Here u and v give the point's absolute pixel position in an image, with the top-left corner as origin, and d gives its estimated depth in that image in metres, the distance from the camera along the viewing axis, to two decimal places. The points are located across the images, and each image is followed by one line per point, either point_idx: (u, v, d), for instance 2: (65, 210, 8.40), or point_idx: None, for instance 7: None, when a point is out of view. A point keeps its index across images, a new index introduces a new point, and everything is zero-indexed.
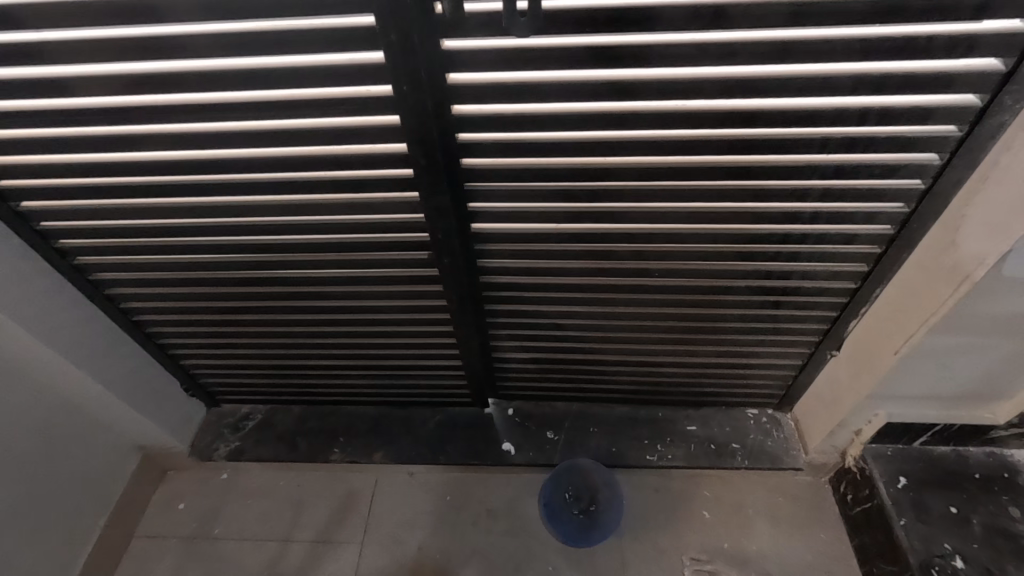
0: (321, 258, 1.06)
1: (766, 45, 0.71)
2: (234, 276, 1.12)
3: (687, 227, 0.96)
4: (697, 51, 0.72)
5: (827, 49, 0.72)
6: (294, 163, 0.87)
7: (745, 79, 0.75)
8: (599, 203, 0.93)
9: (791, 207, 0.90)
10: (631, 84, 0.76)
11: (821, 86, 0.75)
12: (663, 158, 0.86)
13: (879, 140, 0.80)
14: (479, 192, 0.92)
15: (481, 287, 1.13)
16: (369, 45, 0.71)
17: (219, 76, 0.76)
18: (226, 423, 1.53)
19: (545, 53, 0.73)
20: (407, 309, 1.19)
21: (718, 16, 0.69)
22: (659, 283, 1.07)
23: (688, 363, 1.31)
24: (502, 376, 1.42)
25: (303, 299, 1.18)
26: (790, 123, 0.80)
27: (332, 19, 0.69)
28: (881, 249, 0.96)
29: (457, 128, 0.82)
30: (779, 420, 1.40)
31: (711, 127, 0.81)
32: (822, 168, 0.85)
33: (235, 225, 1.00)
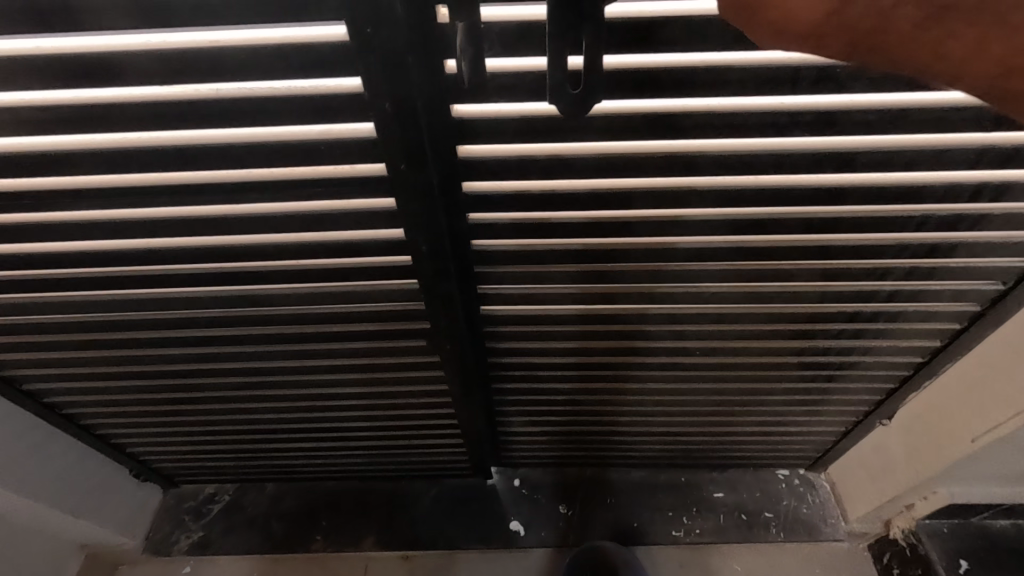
0: (298, 346, 0.87)
1: (879, 112, 0.55)
2: (192, 367, 0.93)
3: (742, 307, 0.81)
4: (787, 119, 0.56)
5: (953, 119, 0.56)
6: (260, 253, 0.68)
7: (840, 151, 0.59)
8: (642, 283, 0.77)
9: (869, 286, 0.77)
10: (698, 157, 0.60)
11: (933, 159, 0.60)
12: (726, 238, 0.70)
13: (988, 219, 0.67)
14: (490, 275, 0.75)
15: (489, 366, 0.97)
16: (354, 116, 0.52)
17: (143, 154, 0.56)
18: (187, 507, 1.33)
19: (594, 121, 0.56)
20: (400, 391, 1.01)
21: (822, 78, 0.53)
22: (697, 361, 0.93)
23: (719, 432, 1.17)
24: (507, 448, 1.25)
25: (278, 386, 1.00)
26: (885, 199, 0.65)
27: (301, 83, 0.50)
28: (962, 324, 0.85)
29: (469, 207, 0.65)
30: (812, 482, 1.28)
31: (789, 205, 0.66)
32: (910, 246, 0.71)
33: (192, 319, 0.81)
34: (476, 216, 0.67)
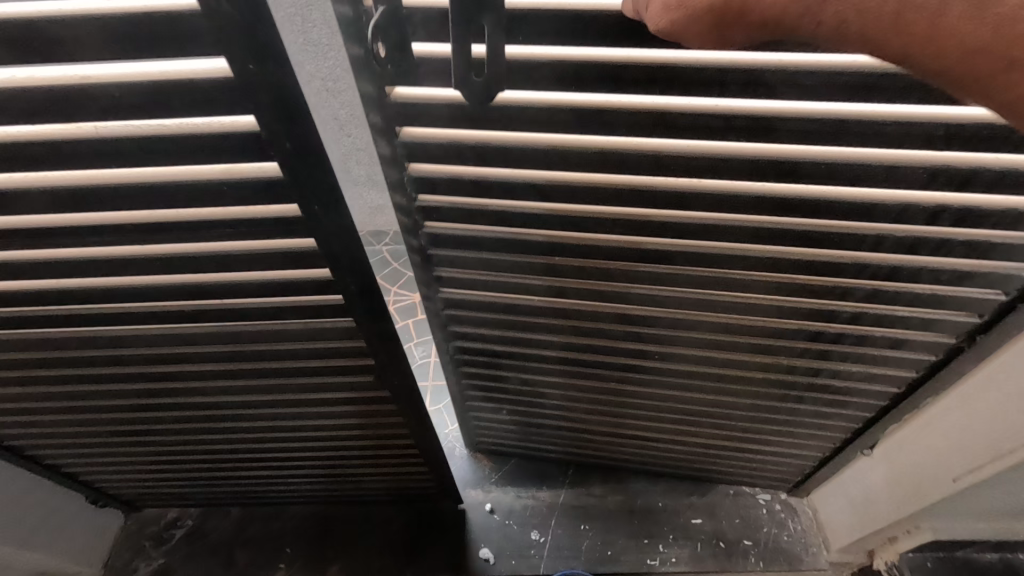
0: (242, 380, 0.83)
1: (817, 122, 0.55)
2: (133, 403, 0.90)
3: (695, 314, 0.83)
4: (720, 123, 0.57)
5: (900, 131, 0.55)
6: (182, 293, 0.64)
7: (784, 157, 0.59)
8: (591, 280, 0.82)
9: (827, 305, 0.77)
10: (631, 156, 0.62)
11: (882, 174, 0.59)
12: (673, 241, 0.72)
13: (950, 245, 0.65)
14: (441, 257, 0.84)
15: (450, 348, 1.03)
16: (254, 154, 0.47)
17: (24, 195, 0.50)
18: (148, 533, 1.30)
19: (521, 113, 0.60)
20: (356, 423, 0.97)
21: (754, 82, 0.53)
22: (656, 367, 0.96)
23: (689, 443, 1.16)
24: (475, 431, 1.30)
25: (229, 419, 0.96)
26: (834, 215, 0.65)
27: (194, 119, 0.44)
28: (938, 356, 0.81)
29: (415, 187, 0.73)
30: (794, 507, 1.24)
31: (733, 212, 0.66)
32: (869, 267, 0.70)
33: (122, 356, 0.76)
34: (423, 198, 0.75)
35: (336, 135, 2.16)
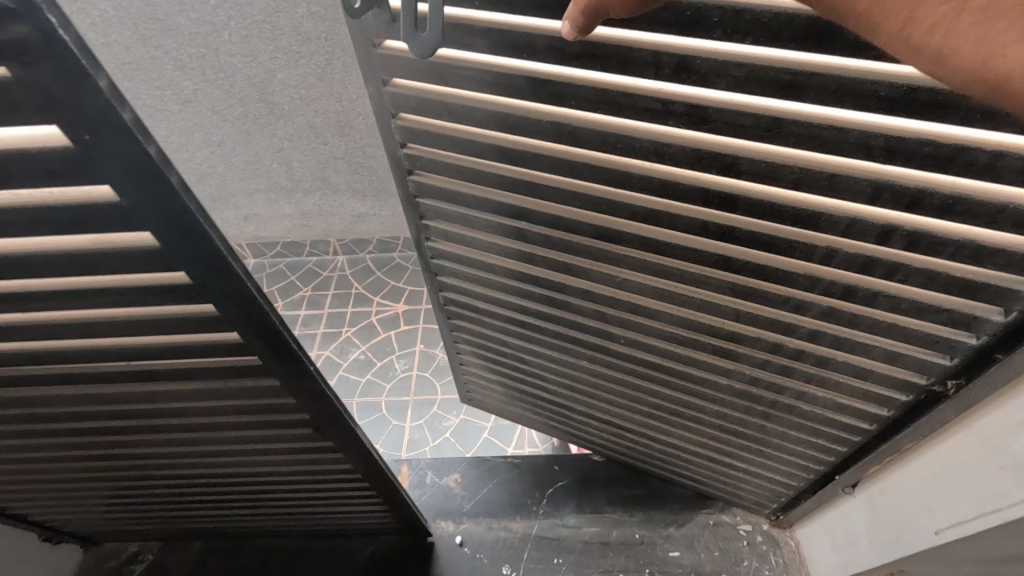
0: (169, 431, 0.78)
1: (751, 117, 0.54)
2: (62, 451, 0.85)
3: (655, 304, 0.81)
4: (659, 106, 0.57)
5: (834, 139, 0.53)
6: (77, 356, 0.59)
7: (722, 151, 0.58)
8: (554, 252, 0.82)
9: (787, 319, 0.73)
10: (581, 130, 0.63)
11: (824, 183, 0.57)
12: (627, 224, 0.71)
13: (906, 273, 0.61)
14: (428, 208, 0.88)
15: (441, 299, 1.08)
16: (122, 223, 0.42)
17: None
18: (109, 566, 1.26)
19: (480, 74, 0.64)
20: (303, 466, 0.92)
21: (685, 69, 0.53)
22: (622, 352, 0.95)
23: (659, 442, 1.14)
24: (465, 378, 1.37)
25: (168, 466, 0.91)
26: (782, 221, 0.62)
27: (50, 187, 0.40)
28: (910, 398, 0.76)
29: (406, 139, 0.77)
30: (775, 539, 1.19)
31: (680, 201, 0.65)
32: (822, 283, 0.66)
33: (34, 413, 0.71)
34: (409, 146, 0.79)
35: (313, 145, 2.11)
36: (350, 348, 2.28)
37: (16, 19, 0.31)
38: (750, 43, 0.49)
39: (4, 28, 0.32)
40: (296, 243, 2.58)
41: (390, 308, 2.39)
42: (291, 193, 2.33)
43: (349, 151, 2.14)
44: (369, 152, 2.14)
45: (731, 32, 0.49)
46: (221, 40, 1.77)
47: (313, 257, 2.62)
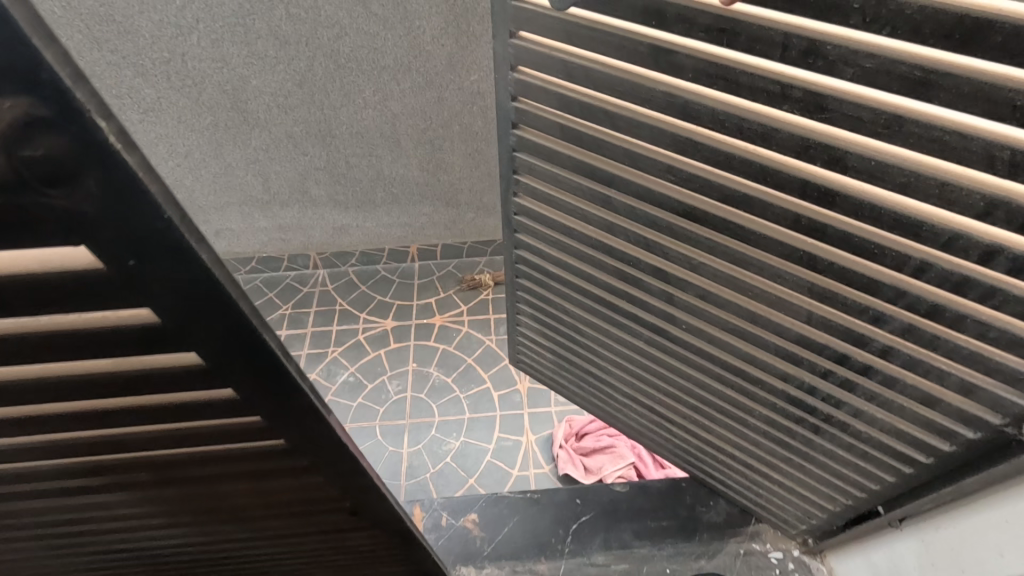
0: (180, 513, 0.70)
1: (872, 112, 0.63)
2: (38, 550, 0.74)
3: (727, 294, 0.94)
4: (779, 89, 0.67)
5: (957, 145, 0.60)
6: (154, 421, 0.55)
7: (838, 143, 0.67)
8: (636, 226, 0.98)
9: (861, 329, 0.82)
10: (691, 103, 0.76)
11: (937, 192, 0.64)
12: (716, 208, 0.84)
13: (1004, 297, 0.67)
14: (522, 162, 1.09)
15: (513, 255, 1.29)
16: (168, 342, 0.47)
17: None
18: None
19: (604, 37, 0.79)
20: (325, 537, 0.84)
21: (812, 52, 0.63)
22: (679, 336, 1.08)
23: (699, 438, 1.24)
24: (518, 341, 1.56)
25: (166, 552, 0.81)
26: (881, 225, 0.70)
27: (100, 310, 0.44)
28: (977, 435, 0.80)
29: (519, 92, 0.98)
30: (807, 565, 1.23)
31: (778, 190, 0.76)
32: (908, 296, 0.74)
33: (35, 506, 0.63)
34: (519, 100, 1.00)
35: (291, 155, 1.97)
36: (337, 369, 2.14)
37: (47, 132, 0.32)
38: (887, 34, 0.58)
39: (33, 142, 0.32)
40: (274, 257, 2.40)
41: (377, 325, 2.27)
42: (266, 207, 2.17)
43: (331, 162, 2.01)
44: (352, 162, 2.02)
45: (870, 21, 0.58)
46: (187, 43, 1.61)
47: (292, 271, 2.46)
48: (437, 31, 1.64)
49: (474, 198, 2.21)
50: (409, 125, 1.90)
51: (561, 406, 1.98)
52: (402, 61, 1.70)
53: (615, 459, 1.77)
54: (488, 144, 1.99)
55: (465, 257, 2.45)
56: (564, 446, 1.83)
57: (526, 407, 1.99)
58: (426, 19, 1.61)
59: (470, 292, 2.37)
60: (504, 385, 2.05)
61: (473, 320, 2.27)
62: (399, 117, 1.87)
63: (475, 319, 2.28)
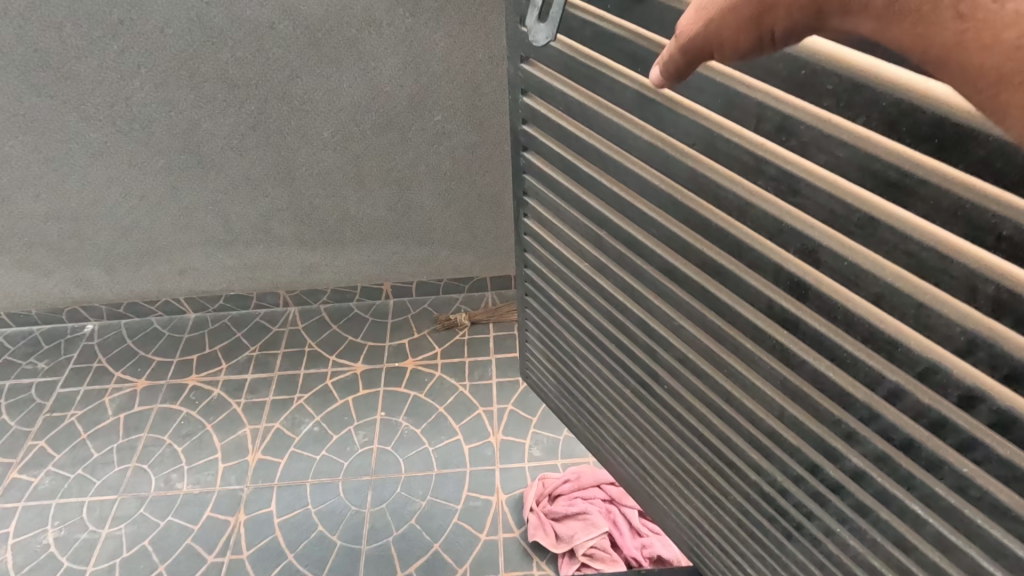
0: None
1: (844, 206, 0.56)
2: None
3: (704, 365, 0.89)
4: (754, 162, 0.64)
5: (934, 266, 0.52)
6: None
7: (810, 231, 0.62)
8: (624, 272, 0.97)
9: (834, 442, 0.72)
10: (672, 158, 0.75)
11: (910, 311, 0.55)
12: (694, 272, 0.81)
13: (984, 456, 0.56)
14: (531, 185, 1.14)
15: (523, 273, 1.33)
16: None
17: None
18: None
19: (599, 76, 0.82)
20: None
21: (785, 128, 0.59)
22: (662, 396, 1.04)
23: (681, 501, 1.19)
24: (526, 355, 1.57)
25: None
26: (853, 332, 0.62)
27: None
28: None
29: (526, 116, 1.04)
30: None
31: (751, 268, 0.71)
32: (881, 420, 0.64)
33: None
34: (529, 125, 1.05)
35: (252, 197, 1.87)
36: (303, 419, 2.04)
37: None
38: (862, 123, 0.52)
39: None
40: (242, 296, 2.30)
41: (348, 369, 2.17)
42: (229, 246, 2.06)
43: (294, 204, 1.91)
44: (317, 203, 1.91)
45: (844, 106, 0.53)
46: (132, 88, 1.53)
47: (262, 310, 2.36)
48: (395, 72, 1.54)
49: (448, 237, 2.08)
50: (373, 167, 1.79)
51: (535, 461, 1.88)
52: (360, 102, 1.60)
53: (588, 527, 1.65)
54: (459, 183, 1.87)
55: (442, 293, 2.35)
56: (535, 510, 1.72)
57: (498, 462, 1.88)
58: (381, 60, 1.51)
59: (445, 332, 2.26)
60: (476, 437, 1.95)
61: (446, 364, 2.16)
62: (361, 159, 1.76)
63: (449, 361, 2.17)
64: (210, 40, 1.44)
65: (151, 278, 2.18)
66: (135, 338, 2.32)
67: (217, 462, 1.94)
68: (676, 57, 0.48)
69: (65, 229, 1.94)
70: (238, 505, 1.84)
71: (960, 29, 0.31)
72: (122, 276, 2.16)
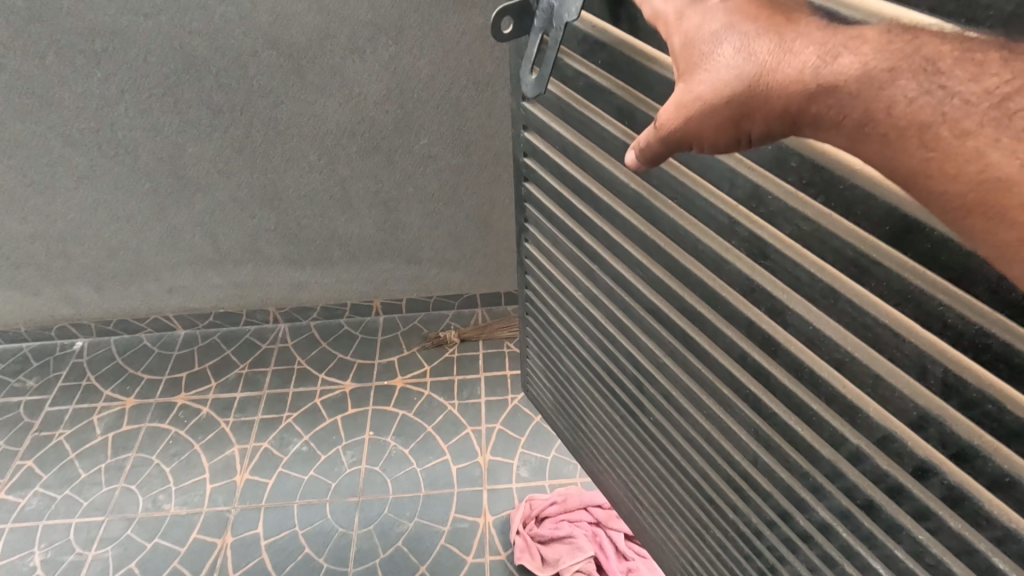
0: None
1: (809, 276, 0.57)
2: None
3: (685, 403, 0.89)
4: (728, 222, 0.64)
5: (891, 343, 0.52)
6: None
7: (778, 294, 0.62)
8: (613, 305, 0.97)
9: (802, 494, 0.73)
10: (654, 207, 0.76)
11: (869, 382, 0.56)
12: (676, 315, 0.81)
13: (938, 525, 0.57)
14: (531, 213, 1.14)
15: (524, 293, 1.34)
16: None
17: None
18: None
19: (589, 122, 0.82)
20: None
21: (755, 195, 0.59)
22: (649, 428, 1.03)
23: (667, 529, 1.19)
24: (527, 369, 1.57)
25: None
26: (818, 393, 0.63)
27: None
28: None
29: (527, 150, 1.05)
30: None
31: (726, 320, 0.71)
32: (845, 479, 0.65)
33: None
34: (529, 158, 1.06)
35: (239, 218, 1.87)
36: (291, 438, 2.04)
37: None
38: (822, 201, 0.53)
39: None
40: (232, 313, 2.30)
41: (337, 388, 2.17)
42: (217, 265, 2.06)
43: (281, 225, 1.91)
44: (304, 223, 1.91)
45: (805, 183, 0.53)
46: (116, 114, 1.53)
47: (251, 326, 2.36)
48: (379, 98, 1.54)
49: (437, 256, 2.07)
50: (360, 189, 1.79)
51: (522, 482, 1.88)
52: (346, 126, 1.60)
53: (574, 551, 1.67)
54: (446, 204, 1.87)
55: (432, 310, 2.35)
56: (521, 532, 1.72)
57: (486, 482, 1.88)
58: (366, 86, 1.51)
59: (434, 349, 2.26)
60: (464, 458, 1.95)
61: (436, 383, 2.16)
62: (347, 181, 1.77)
63: (438, 379, 2.17)
64: (195, 68, 1.45)
65: (140, 297, 2.17)
66: (124, 355, 2.32)
67: (205, 483, 1.94)
68: (656, 144, 0.50)
69: (52, 249, 1.94)
70: (225, 527, 1.84)
71: (926, 156, 0.36)
72: (110, 294, 2.15)
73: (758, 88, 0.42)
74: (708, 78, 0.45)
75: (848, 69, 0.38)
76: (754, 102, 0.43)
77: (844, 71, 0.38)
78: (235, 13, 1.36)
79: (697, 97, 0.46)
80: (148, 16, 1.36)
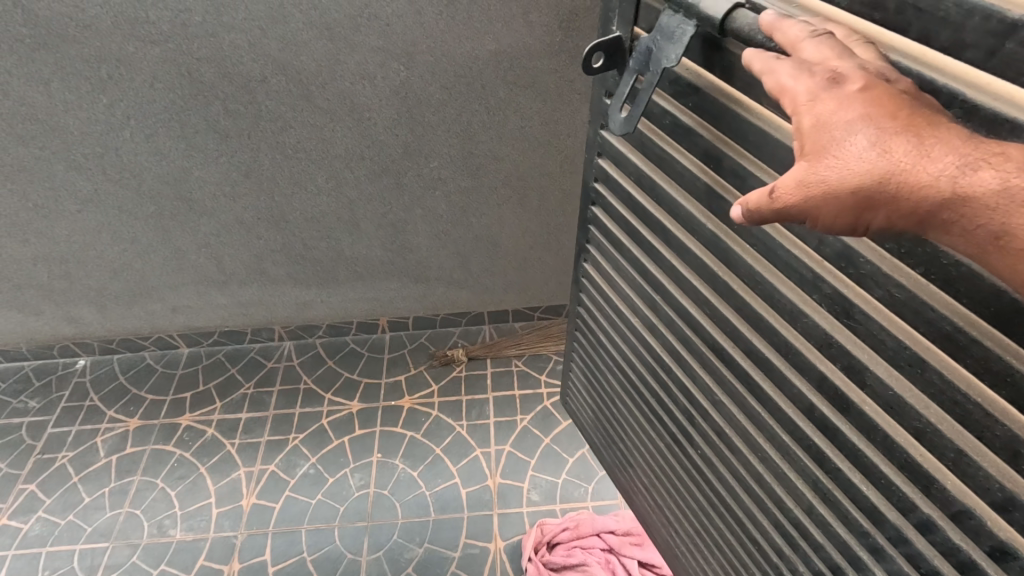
0: None
1: (897, 342, 0.55)
2: None
3: (737, 442, 0.87)
4: (812, 277, 0.62)
5: (983, 422, 0.50)
6: None
7: (859, 355, 0.60)
8: (672, 338, 0.95)
9: (859, 552, 0.71)
10: (732, 251, 0.74)
11: (952, 456, 0.54)
12: (741, 357, 0.79)
13: None
14: (594, 236, 1.12)
15: (575, 310, 1.32)
16: None
17: None
18: None
19: (671, 159, 0.80)
20: None
21: (845, 256, 0.57)
22: (696, 459, 1.02)
23: (702, 562, 1.16)
24: (569, 386, 1.55)
25: None
26: (892, 457, 0.61)
27: None
28: None
29: (598, 176, 1.03)
30: None
31: (798, 372, 0.69)
32: (909, 546, 0.63)
33: None
34: (600, 183, 1.04)
35: (245, 239, 1.84)
36: (298, 461, 2.01)
37: None
38: (920, 272, 0.51)
39: None
40: (236, 331, 2.27)
41: (343, 408, 2.14)
42: (222, 286, 2.03)
43: (287, 247, 1.88)
44: (311, 244, 1.88)
45: (904, 251, 0.51)
46: (120, 139, 1.51)
47: (256, 344, 2.34)
48: (389, 122, 1.52)
49: (445, 275, 2.05)
50: (366, 212, 1.77)
51: (534, 506, 1.86)
52: (354, 151, 1.58)
53: None
54: (456, 225, 1.84)
55: (439, 327, 2.33)
56: (533, 560, 1.70)
57: (495, 507, 1.86)
58: (374, 111, 1.49)
59: (441, 368, 2.24)
60: (473, 481, 1.93)
61: (443, 403, 2.14)
62: (354, 205, 1.74)
63: (447, 400, 2.14)
64: (201, 94, 1.42)
65: (143, 316, 2.13)
66: (128, 374, 2.29)
67: (209, 507, 1.92)
68: (764, 213, 0.49)
69: (54, 272, 1.91)
70: (232, 553, 1.82)
71: None
72: (113, 314, 2.11)
73: (888, 185, 0.42)
74: (836, 164, 0.44)
75: (988, 183, 0.37)
76: (882, 198, 0.42)
77: (984, 184, 0.37)
78: (243, 41, 1.33)
79: (820, 181, 0.45)
80: (158, 43, 1.33)
